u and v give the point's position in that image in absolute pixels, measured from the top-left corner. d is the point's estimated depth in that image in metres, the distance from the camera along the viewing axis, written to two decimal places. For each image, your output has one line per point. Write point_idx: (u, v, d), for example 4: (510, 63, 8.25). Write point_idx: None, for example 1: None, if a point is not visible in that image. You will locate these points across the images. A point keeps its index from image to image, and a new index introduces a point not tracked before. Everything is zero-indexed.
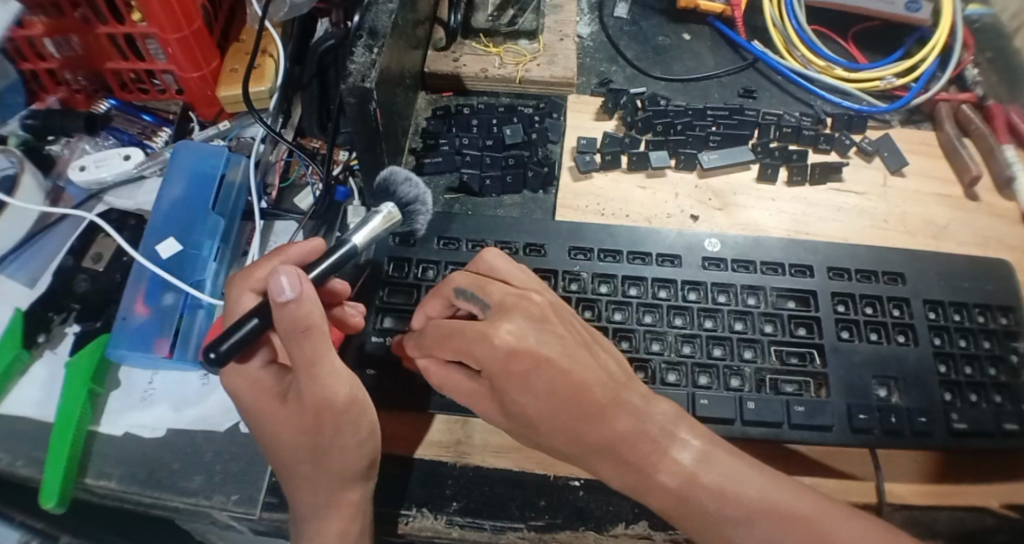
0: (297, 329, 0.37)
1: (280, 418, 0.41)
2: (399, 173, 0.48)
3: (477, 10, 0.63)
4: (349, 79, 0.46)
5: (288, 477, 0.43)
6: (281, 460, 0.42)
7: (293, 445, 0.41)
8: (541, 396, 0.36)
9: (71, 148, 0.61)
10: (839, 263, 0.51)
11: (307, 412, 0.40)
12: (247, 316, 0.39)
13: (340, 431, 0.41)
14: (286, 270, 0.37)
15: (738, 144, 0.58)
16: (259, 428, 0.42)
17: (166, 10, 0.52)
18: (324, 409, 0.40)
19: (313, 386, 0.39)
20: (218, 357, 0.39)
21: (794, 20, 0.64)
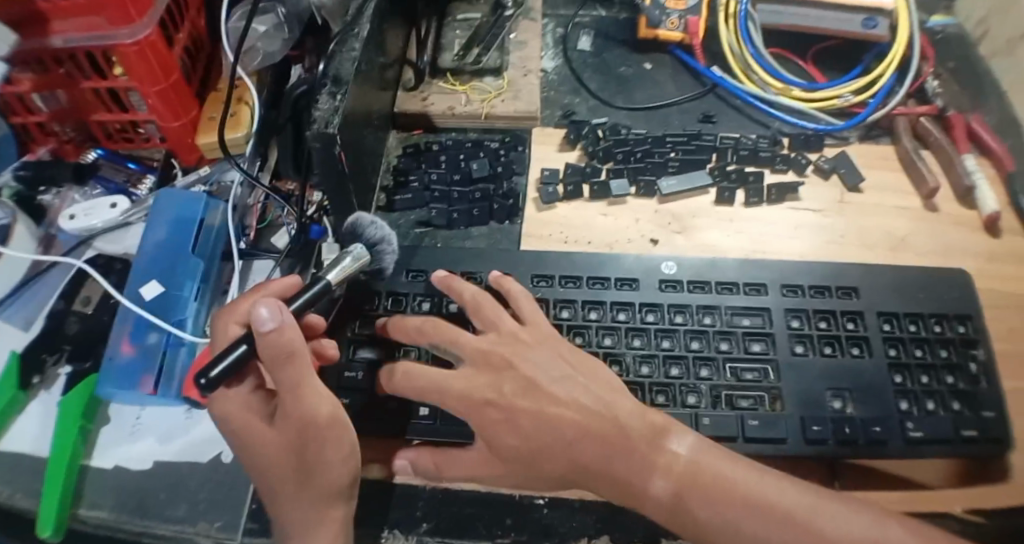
0: (281, 355, 0.40)
1: (266, 439, 0.42)
2: (364, 217, 0.52)
3: (444, 51, 0.66)
4: (313, 126, 0.49)
5: (272, 501, 0.43)
6: (266, 484, 0.43)
7: (279, 466, 0.42)
8: (507, 433, 0.42)
9: (62, 198, 0.65)
10: (793, 280, 0.53)
11: (293, 430, 0.42)
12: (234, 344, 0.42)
13: (323, 448, 0.42)
14: (266, 302, 0.41)
15: (697, 168, 0.60)
16: (245, 451, 0.42)
17: (144, 63, 0.57)
18: (309, 427, 0.41)
19: (299, 403, 0.41)
20: (208, 383, 0.41)
21: (750, 45, 0.67)
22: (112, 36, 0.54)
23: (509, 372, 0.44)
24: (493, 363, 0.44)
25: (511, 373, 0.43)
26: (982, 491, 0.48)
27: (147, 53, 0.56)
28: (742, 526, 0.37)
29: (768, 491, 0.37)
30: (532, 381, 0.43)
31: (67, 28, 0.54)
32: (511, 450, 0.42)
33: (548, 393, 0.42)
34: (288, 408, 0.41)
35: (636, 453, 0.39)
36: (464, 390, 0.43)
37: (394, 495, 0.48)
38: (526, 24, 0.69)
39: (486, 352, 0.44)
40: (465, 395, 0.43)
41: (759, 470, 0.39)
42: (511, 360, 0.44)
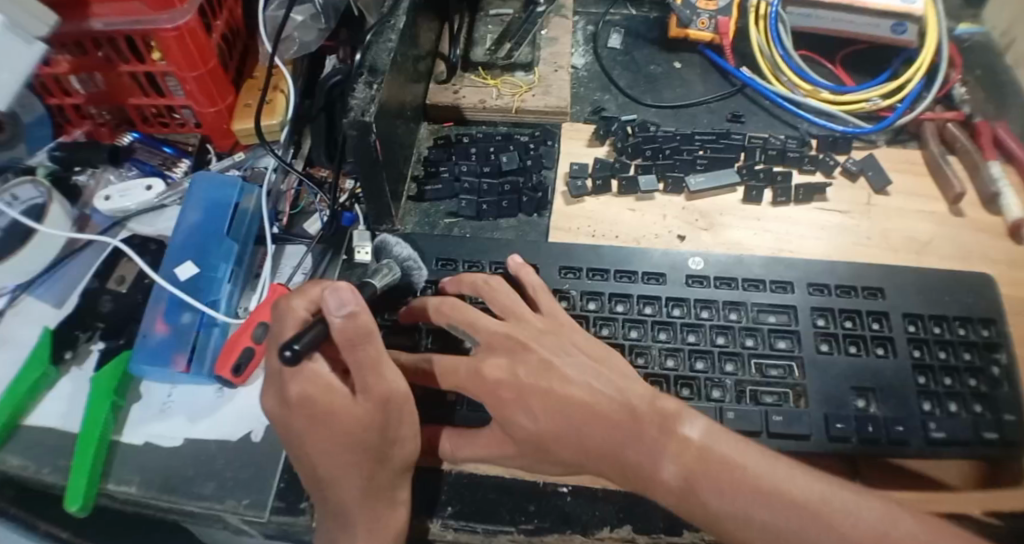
0: (359, 337, 0.40)
1: (344, 421, 0.41)
2: (392, 238, 0.56)
3: (476, 44, 0.67)
4: (350, 113, 0.50)
5: (337, 481, 0.43)
6: (335, 465, 0.42)
7: (354, 446, 0.42)
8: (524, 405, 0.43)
9: (97, 179, 0.67)
10: (818, 279, 0.54)
11: (372, 410, 0.41)
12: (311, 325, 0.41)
13: (400, 424, 0.43)
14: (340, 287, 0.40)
15: (724, 167, 0.61)
16: (327, 429, 0.41)
17: (182, 48, 0.58)
18: (389, 404, 0.42)
19: (376, 382, 0.41)
20: (293, 355, 0.39)
21: (780, 47, 0.67)
22: (151, 20, 0.56)
23: (525, 353, 0.44)
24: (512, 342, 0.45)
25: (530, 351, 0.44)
26: (1003, 494, 0.48)
27: (186, 38, 0.58)
28: (752, 516, 0.36)
29: (781, 476, 0.37)
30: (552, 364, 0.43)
31: (106, 12, 0.56)
32: (525, 434, 0.43)
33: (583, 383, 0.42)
34: (366, 386, 0.41)
35: (645, 434, 0.40)
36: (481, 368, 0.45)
37: (421, 478, 0.49)
38: (557, 20, 0.70)
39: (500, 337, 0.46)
40: (492, 381, 0.44)
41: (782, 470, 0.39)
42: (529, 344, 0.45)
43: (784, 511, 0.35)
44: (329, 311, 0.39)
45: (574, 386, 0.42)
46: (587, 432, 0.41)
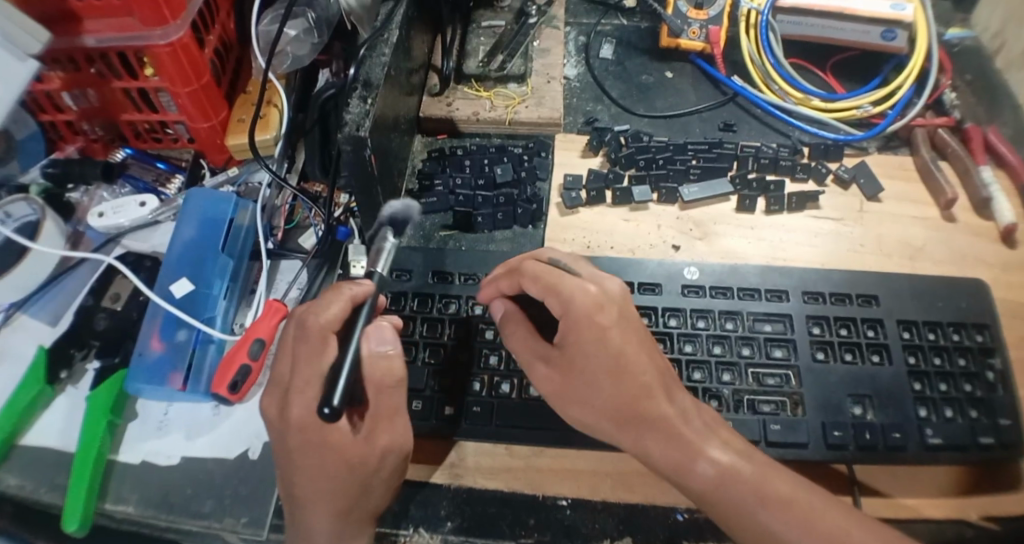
0: (388, 381, 0.42)
1: (343, 454, 0.41)
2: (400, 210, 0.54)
3: (469, 57, 0.67)
4: (345, 128, 0.51)
5: (311, 508, 0.42)
6: (315, 492, 0.42)
7: (342, 481, 0.42)
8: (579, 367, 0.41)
9: (90, 195, 0.67)
10: (814, 287, 0.54)
11: (373, 456, 0.42)
12: (347, 356, 0.41)
13: (387, 474, 0.44)
14: (385, 327, 0.43)
15: (717, 176, 0.61)
16: (320, 457, 0.41)
17: (176, 64, 0.58)
18: (387, 455, 0.43)
19: (383, 431, 0.43)
20: (331, 412, 0.40)
21: (771, 55, 0.67)
22: (146, 36, 0.56)
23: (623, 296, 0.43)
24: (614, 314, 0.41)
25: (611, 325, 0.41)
26: (1000, 498, 0.48)
27: (179, 54, 0.58)
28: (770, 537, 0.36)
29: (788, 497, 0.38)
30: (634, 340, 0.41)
31: (99, 27, 0.56)
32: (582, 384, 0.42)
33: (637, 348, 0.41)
34: (375, 432, 0.42)
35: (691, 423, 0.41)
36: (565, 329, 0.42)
37: (421, 492, 0.49)
38: (549, 32, 0.70)
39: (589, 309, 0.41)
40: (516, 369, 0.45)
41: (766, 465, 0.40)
42: (611, 326, 0.41)
43: (801, 536, 0.37)
44: (369, 347, 0.42)
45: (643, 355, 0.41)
46: (647, 396, 0.41)
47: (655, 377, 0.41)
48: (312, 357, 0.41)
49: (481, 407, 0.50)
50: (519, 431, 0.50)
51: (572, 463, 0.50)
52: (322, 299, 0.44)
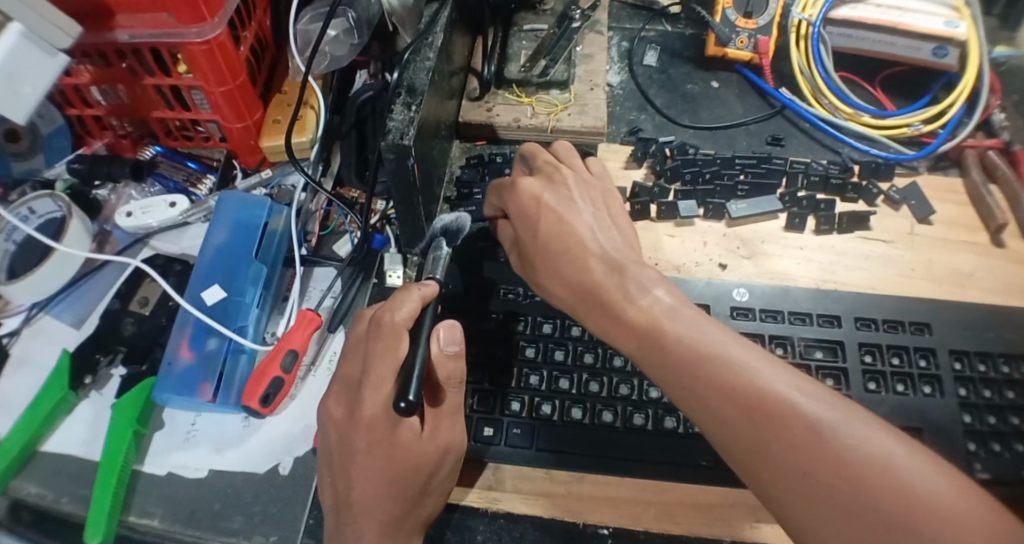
0: (452, 379, 0.44)
1: (405, 451, 0.42)
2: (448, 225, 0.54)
3: (510, 61, 0.66)
4: (388, 136, 0.49)
5: (365, 512, 0.41)
6: (370, 493, 0.41)
7: (400, 483, 0.42)
8: (578, 253, 0.44)
9: (118, 193, 0.67)
10: (866, 314, 0.52)
11: (435, 455, 0.43)
12: (417, 349, 0.43)
13: (437, 479, 0.44)
14: (451, 326, 0.44)
15: (766, 193, 0.60)
16: (384, 449, 0.41)
17: (210, 62, 0.57)
18: (447, 455, 0.44)
19: (445, 429, 0.44)
20: (408, 406, 0.39)
21: (822, 68, 0.65)
22: (182, 34, 0.54)
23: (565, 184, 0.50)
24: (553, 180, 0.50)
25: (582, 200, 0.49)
26: None
27: (215, 53, 0.56)
28: None
29: None
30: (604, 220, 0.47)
31: (133, 23, 0.54)
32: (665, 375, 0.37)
33: (698, 326, 0.37)
34: (437, 430, 0.44)
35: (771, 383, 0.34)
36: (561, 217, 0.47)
37: (457, 514, 0.48)
38: (592, 37, 0.68)
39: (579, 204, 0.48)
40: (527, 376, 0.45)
41: (916, 450, 0.31)
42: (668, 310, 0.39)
43: None
44: (439, 346, 0.43)
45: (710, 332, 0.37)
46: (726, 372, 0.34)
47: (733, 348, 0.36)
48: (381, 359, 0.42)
49: (522, 429, 0.50)
50: (561, 456, 0.49)
51: (612, 491, 0.49)
52: (394, 299, 0.45)
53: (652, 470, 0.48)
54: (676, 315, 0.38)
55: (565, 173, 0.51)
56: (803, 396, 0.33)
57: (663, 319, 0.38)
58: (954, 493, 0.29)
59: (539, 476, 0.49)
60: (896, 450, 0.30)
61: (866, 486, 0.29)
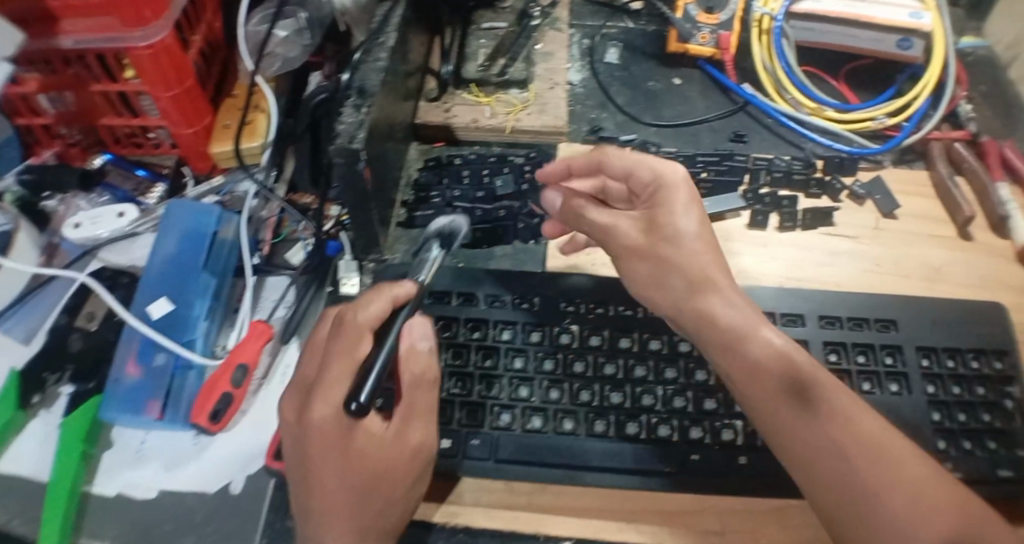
0: (423, 377, 0.41)
1: (364, 457, 0.39)
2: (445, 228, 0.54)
3: (468, 60, 0.64)
4: (337, 140, 0.48)
5: (331, 519, 0.39)
6: (332, 502, 0.39)
7: (362, 490, 0.39)
8: (689, 303, 0.45)
9: (67, 205, 0.63)
10: (830, 312, 0.52)
11: (402, 460, 0.40)
12: (380, 349, 0.41)
13: (407, 486, 0.41)
14: (420, 323, 0.43)
15: (728, 191, 0.59)
16: (348, 455, 0.39)
17: (156, 66, 0.54)
18: (418, 458, 0.41)
19: (414, 431, 0.41)
20: (359, 408, 0.38)
21: (784, 61, 0.64)
22: (126, 38, 0.52)
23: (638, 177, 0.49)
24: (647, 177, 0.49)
25: (683, 216, 0.47)
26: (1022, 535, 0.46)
27: (160, 56, 0.54)
28: None
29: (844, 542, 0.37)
30: (704, 237, 0.46)
31: (78, 28, 0.52)
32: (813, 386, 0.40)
33: (742, 331, 0.43)
34: (404, 431, 0.41)
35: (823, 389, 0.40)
36: (634, 247, 0.48)
37: (416, 530, 0.46)
38: (552, 34, 0.67)
39: (671, 222, 0.47)
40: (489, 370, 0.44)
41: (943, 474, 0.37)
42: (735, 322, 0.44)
43: None
44: (410, 340, 0.42)
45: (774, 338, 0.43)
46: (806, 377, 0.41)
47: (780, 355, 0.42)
48: (339, 357, 0.40)
49: (482, 440, 0.48)
50: (523, 466, 0.47)
51: (577, 501, 0.47)
52: (363, 297, 0.43)
53: (616, 477, 0.47)
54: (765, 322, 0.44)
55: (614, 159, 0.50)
56: (851, 400, 0.40)
57: (760, 325, 0.44)
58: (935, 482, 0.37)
59: (500, 487, 0.48)
60: (908, 460, 0.37)
61: (922, 501, 0.36)
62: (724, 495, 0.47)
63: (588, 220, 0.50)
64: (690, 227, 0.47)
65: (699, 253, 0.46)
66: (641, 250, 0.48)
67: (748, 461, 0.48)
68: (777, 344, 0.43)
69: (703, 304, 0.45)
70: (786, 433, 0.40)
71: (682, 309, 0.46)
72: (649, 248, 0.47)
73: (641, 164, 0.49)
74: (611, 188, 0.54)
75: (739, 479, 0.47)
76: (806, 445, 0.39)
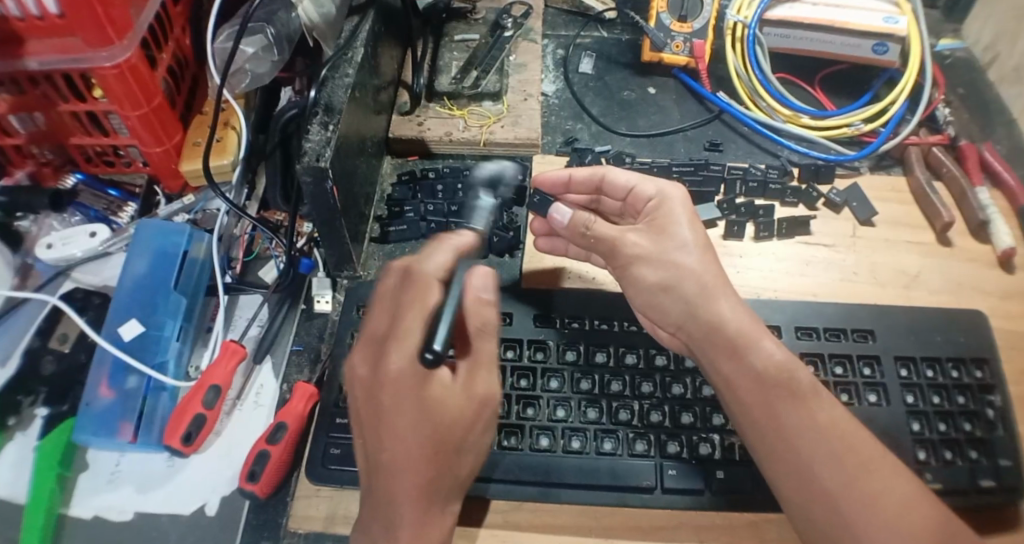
0: (481, 328, 0.38)
1: (438, 407, 0.36)
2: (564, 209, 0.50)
3: (441, 73, 0.64)
4: (303, 159, 0.47)
5: (399, 476, 0.35)
6: (402, 458, 0.35)
7: (436, 443, 0.36)
8: (701, 307, 0.46)
9: (40, 225, 0.63)
10: (806, 323, 0.51)
11: (469, 407, 0.37)
12: (450, 298, 0.37)
13: (474, 438, 0.38)
14: (481, 271, 0.39)
15: (704, 201, 0.58)
16: (421, 408, 0.35)
17: (124, 86, 0.54)
18: (484, 409, 0.38)
19: (482, 380, 0.38)
20: (434, 357, 0.35)
21: (758, 70, 0.64)
22: (91, 58, 0.51)
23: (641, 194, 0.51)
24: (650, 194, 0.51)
25: (685, 223, 0.48)
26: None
27: (127, 76, 0.53)
28: None
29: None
30: (699, 248, 0.48)
31: (43, 49, 0.51)
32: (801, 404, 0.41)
33: (737, 349, 0.44)
34: (472, 381, 0.38)
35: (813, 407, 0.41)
36: (645, 254, 0.48)
37: None
38: (525, 45, 0.67)
39: (675, 230, 0.48)
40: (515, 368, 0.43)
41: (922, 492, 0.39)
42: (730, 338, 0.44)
43: None
44: (473, 288, 0.38)
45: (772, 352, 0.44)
46: (803, 392, 0.42)
47: (774, 370, 0.43)
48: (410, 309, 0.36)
49: None
50: (500, 485, 0.46)
51: (554, 519, 0.46)
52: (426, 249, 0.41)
53: (593, 495, 0.46)
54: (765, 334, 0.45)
55: (618, 178, 0.52)
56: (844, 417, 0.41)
57: (758, 338, 0.44)
58: (915, 498, 0.38)
59: (476, 506, 0.47)
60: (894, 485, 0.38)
61: (905, 521, 0.37)
62: (704, 509, 0.46)
63: (595, 234, 0.49)
64: (694, 237, 0.48)
65: (700, 262, 0.47)
66: (654, 257, 0.48)
67: (724, 475, 0.47)
68: (778, 357, 0.43)
69: (707, 313, 0.45)
70: (781, 440, 0.40)
71: (693, 311, 0.46)
72: (663, 255, 0.48)
73: (643, 180, 0.51)
74: (606, 202, 0.56)
75: (718, 495, 0.47)
76: (795, 456, 0.40)
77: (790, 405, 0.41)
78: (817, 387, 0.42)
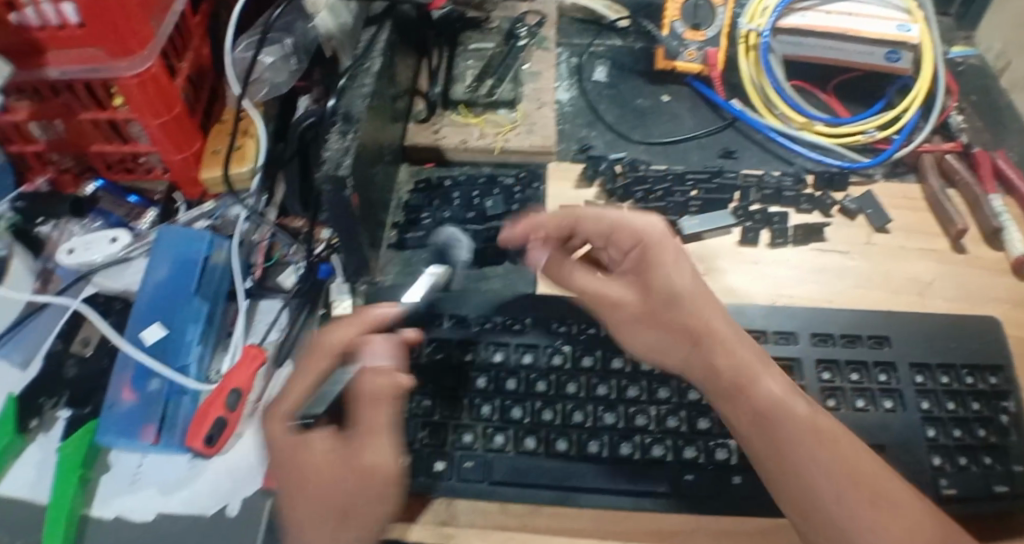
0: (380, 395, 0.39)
1: (300, 470, 0.39)
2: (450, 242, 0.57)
3: (456, 82, 0.64)
4: (323, 167, 0.48)
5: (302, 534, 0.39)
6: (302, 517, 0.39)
7: (336, 510, 0.38)
8: (697, 361, 0.45)
9: (61, 230, 0.64)
10: (823, 328, 0.51)
11: (346, 476, 0.38)
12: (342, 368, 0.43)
13: (376, 504, 0.39)
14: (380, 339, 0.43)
15: (718, 208, 0.59)
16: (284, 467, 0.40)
17: (144, 94, 0.55)
18: (368, 481, 0.39)
19: (369, 451, 0.39)
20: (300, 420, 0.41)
21: (771, 77, 0.65)
22: (111, 68, 0.52)
23: (621, 235, 0.50)
24: (632, 239, 0.50)
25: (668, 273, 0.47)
26: None
27: (148, 84, 0.54)
28: None
29: None
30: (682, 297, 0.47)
31: (62, 60, 0.52)
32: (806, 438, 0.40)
33: (738, 381, 0.43)
34: (359, 452, 0.39)
35: (817, 438, 0.40)
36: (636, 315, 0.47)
37: None
38: (540, 53, 0.67)
39: (660, 285, 0.47)
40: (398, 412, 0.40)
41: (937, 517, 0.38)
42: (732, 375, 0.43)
43: None
44: (366, 359, 0.41)
45: (768, 381, 0.43)
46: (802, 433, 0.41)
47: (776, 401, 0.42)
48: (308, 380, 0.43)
49: (474, 463, 0.47)
50: (516, 489, 0.47)
51: (572, 523, 0.47)
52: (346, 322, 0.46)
53: (610, 501, 0.47)
54: (759, 367, 0.43)
55: (596, 219, 0.51)
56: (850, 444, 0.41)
57: (752, 372, 0.43)
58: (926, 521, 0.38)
59: (493, 511, 0.47)
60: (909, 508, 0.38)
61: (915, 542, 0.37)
62: (720, 514, 0.47)
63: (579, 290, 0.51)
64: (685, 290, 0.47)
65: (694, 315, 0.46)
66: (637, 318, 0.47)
67: (742, 481, 0.47)
68: (778, 393, 0.43)
69: (704, 360, 0.44)
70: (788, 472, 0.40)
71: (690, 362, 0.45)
72: (648, 313, 0.47)
73: (621, 221, 0.51)
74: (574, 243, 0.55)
75: (736, 500, 0.47)
76: (807, 481, 0.39)
77: (797, 437, 0.40)
78: (817, 418, 0.41)
